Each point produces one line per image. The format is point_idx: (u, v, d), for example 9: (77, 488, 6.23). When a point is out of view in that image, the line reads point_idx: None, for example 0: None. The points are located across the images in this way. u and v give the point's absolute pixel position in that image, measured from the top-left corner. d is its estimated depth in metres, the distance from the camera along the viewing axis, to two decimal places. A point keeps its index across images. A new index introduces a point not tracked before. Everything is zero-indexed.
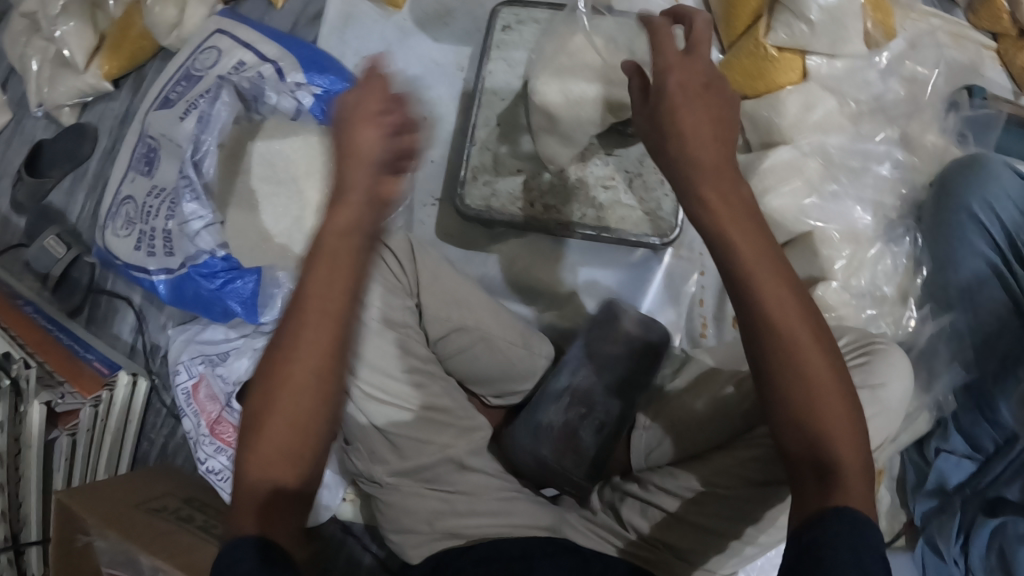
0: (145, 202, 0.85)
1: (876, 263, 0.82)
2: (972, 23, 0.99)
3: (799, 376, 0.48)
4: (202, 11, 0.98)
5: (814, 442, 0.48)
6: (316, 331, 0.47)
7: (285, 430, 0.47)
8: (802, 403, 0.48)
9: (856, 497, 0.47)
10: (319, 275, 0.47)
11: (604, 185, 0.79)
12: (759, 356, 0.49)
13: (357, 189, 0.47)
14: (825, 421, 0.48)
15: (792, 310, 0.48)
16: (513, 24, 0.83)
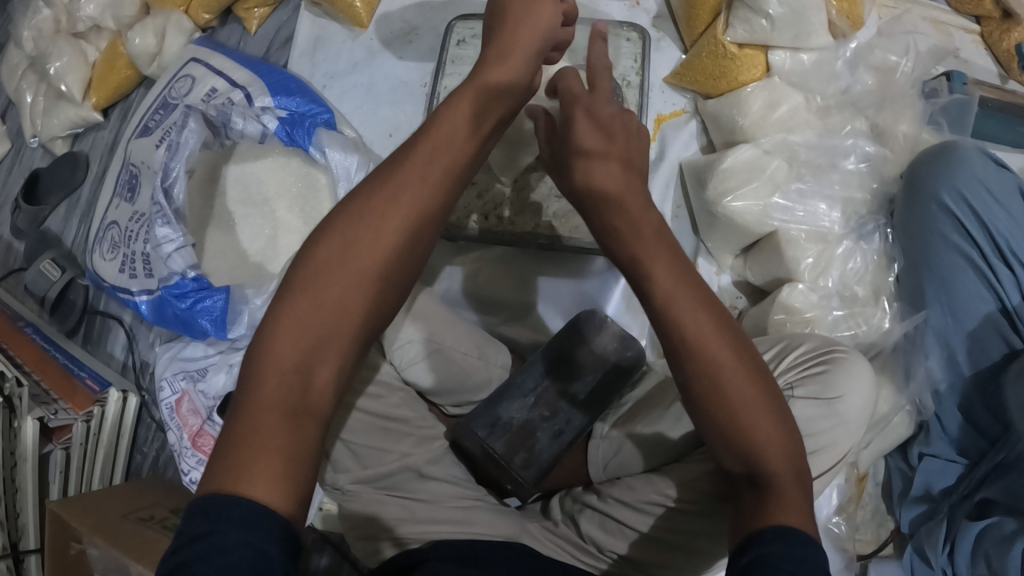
0: (127, 226, 0.89)
1: (845, 262, 0.80)
2: (954, 8, 0.94)
3: (728, 396, 0.51)
4: (180, 40, 1.00)
5: (747, 461, 0.51)
6: (305, 326, 0.45)
7: (295, 381, 0.44)
8: (734, 425, 0.51)
9: (793, 507, 0.49)
10: (319, 271, 0.46)
11: (556, 194, 0.81)
12: (689, 386, 0.52)
13: (386, 184, 0.48)
14: (755, 435, 0.51)
15: (716, 334, 0.52)
16: (467, 39, 0.85)
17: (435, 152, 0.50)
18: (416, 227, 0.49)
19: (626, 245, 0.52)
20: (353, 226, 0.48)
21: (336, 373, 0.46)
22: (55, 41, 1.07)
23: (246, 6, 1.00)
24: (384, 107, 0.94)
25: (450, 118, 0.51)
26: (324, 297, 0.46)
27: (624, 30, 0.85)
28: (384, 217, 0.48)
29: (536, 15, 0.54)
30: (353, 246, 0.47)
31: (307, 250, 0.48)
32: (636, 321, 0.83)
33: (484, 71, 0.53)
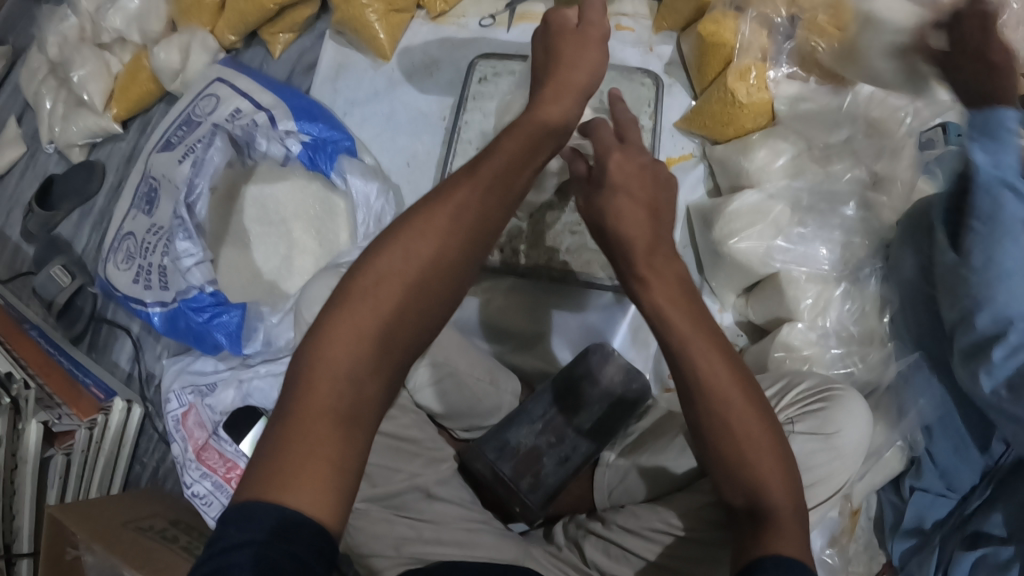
0: (144, 238, 0.90)
1: (843, 303, 0.85)
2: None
3: (737, 423, 0.54)
4: (204, 59, 1.03)
5: (751, 494, 0.53)
6: (347, 340, 0.47)
7: (344, 392, 0.46)
8: (745, 455, 0.54)
9: (794, 535, 0.51)
10: (371, 291, 0.49)
11: (569, 230, 0.84)
12: (698, 419, 0.55)
13: (439, 213, 0.52)
14: (760, 463, 0.54)
15: (733, 370, 0.55)
16: (489, 76, 0.88)
17: (486, 183, 0.53)
18: (463, 253, 0.52)
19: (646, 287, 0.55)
20: (409, 245, 0.50)
21: (382, 386, 0.48)
22: (79, 49, 1.09)
23: (272, 31, 1.03)
24: (403, 137, 0.97)
25: (500, 153, 0.54)
26: (378, 312, 0.48)
27: (639, 75, 0.89)
28: (437, 241, 0.51)
29: (581, 74, 0.57)
30: (407, 268, 0.50)
31: (362, 266, 0.50)
32: (642, 356, 0.86)
33: (531, 114, 0.56)
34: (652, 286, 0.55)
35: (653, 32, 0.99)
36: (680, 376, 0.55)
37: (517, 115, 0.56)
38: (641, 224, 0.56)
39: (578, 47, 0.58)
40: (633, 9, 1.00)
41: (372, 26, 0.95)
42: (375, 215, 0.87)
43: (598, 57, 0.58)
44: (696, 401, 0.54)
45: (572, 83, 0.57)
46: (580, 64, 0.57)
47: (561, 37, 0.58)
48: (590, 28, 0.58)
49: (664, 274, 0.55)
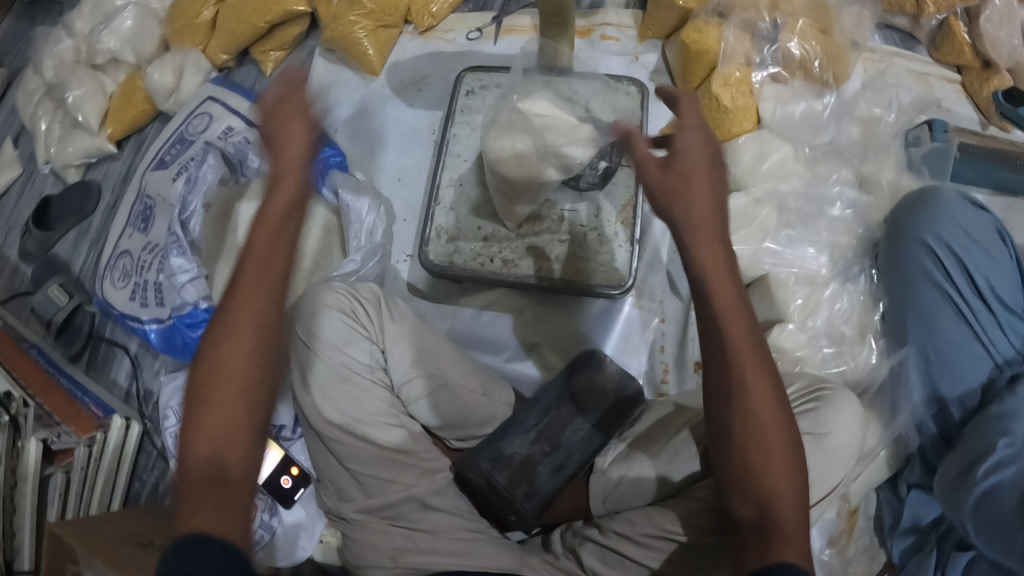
0: (140, 256, 0.91)
1: (832, 304, 0.85)
2: (936, 59, 0.99)
3: (750, 423, 0.55)
4: (197, 79, 1.05)
5: (762, 502, 0.53)
6: (207, 405, 0.52)
7: (216, 448, 0.51)
8: (756, 459, 0.54)
9: (794, 537, 0.52)
10: (214, 357, 0.53)
11: (558, 239, 0.80)
12: (723, 419, 0.56)
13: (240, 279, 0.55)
14: (772, 464, 0.54)
15: (761, 372, 0.56)
16: (476, 90, 0.90)
17: (275, 245, 0.56)
18: (274, 327, 0.55)
19: (700, 259, 0.56)
20: (218, 316, 0.54)
21: (247, 449, 0.52)
22: (74, 70, 1.10)
23: (264, 50, 1.06)
24: (394, 151, 0.98)
25: (267, 216, 0.56)
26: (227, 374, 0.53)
27: (624, 84, 0.89)
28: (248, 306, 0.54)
29: (297, 147, 0.58)
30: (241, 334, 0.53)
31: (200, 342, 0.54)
32: (636, 361, 0.85)
33: (278, 182, 0.57)
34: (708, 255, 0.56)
35: (638, 42, 0.98)
36: (716, 372, 0.56)
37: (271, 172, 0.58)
38: (705, 209, 0.56)
39: (295, 116, 0.58)
40: (618, 19, 0.99)
41: (360, 42, 0.99)
42: (367, 229, 0.86)
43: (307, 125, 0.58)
44: (721, 394, 0.56)
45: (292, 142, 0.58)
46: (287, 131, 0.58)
47: (282, 114, 0.58)
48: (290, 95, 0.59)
49: (722, 262, 0.56)
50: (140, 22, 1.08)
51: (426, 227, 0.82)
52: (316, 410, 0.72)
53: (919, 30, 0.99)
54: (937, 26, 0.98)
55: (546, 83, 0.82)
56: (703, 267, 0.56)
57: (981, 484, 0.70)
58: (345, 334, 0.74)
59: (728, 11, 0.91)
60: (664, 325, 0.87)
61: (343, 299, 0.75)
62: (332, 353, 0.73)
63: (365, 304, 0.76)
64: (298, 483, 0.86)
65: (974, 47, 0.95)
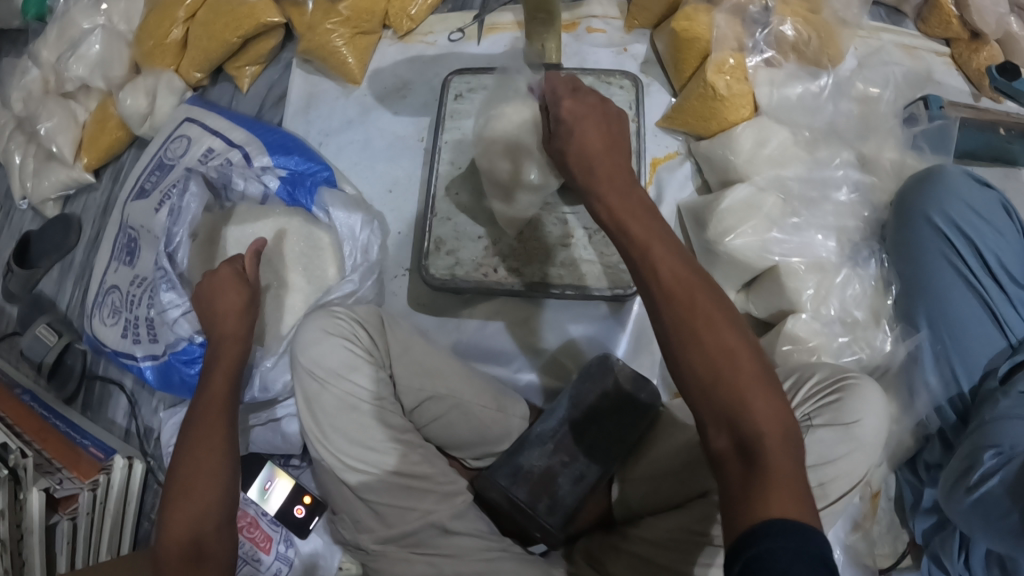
0: (128, 291, 0.88)
1: (844, 289, 0.81)
2: (924, 32, 0.97)
3: (702, 346, 0.46)
4: (171, 101, 1.01)
5: (735, 437, 0.44)
6: (190, 495, 0.62)
7: (189, 533, 0.60)
8: (717, 386, 0.45)
9: (782, 485, 0.41)
10: (193, 455, 0.64)
11: (562, 244, 0.77)
12: (676, 348, 0.47)
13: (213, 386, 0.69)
14: (735, 387, 0.45)
15: (705, 297, 0.48)
16: (464, 93, 0.85)
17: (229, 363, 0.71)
18: (230, 432, 0.67)
19: (607, 201, 0.53)
20: (196, 422, 0.66)
21: (217, 531, 0.61)
22: (44, 101, 1.06)
23: (238, 65, 1.01)
24: (381, 163, 0.94)
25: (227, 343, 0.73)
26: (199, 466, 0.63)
27: (616, 77, 0.85)
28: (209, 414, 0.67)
29: (234, 320, 0.73)
30: (198, 436, 0.65)
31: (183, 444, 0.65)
32: (647, 363, 0.83)
33: (222, 344, 0.73)
34: (609, 196, 0.54)
35: (625, 32, 0.94)
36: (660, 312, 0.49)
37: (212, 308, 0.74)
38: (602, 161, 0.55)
39: (235, 289, 0.75)
40: (602, 11, 0.95)
41: (339, 52, 0.94)
42: (361, 247, 0.83)
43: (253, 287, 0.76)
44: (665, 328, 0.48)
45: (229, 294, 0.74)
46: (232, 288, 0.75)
47: (221, 283, 0.75)
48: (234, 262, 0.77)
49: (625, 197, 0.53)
50: (108, 46, 1.04)
51: (425, 239, 0.78)
52: (329, 443, 0.71)
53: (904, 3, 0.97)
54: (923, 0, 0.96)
55: None
56: (606, 212, 0.54)
57: (973, 489, 0.68)
58: (348, 361, 0.72)
59: None
60: None
61: (344, 326, 0.73)
62: (338, 382, 0.71)
63: (367, 328, 0.74)
64: (312, 510, 0.84)
65: (962, 17, 0.93)
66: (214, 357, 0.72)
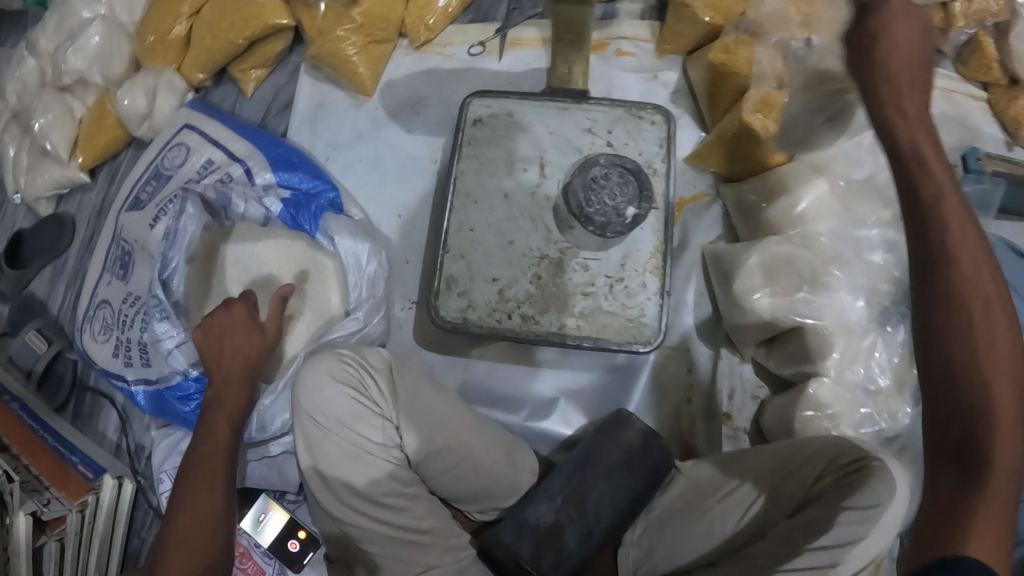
0: (120, 309, 0.84)
1: (871, 354, 0.76)
2: (961, 74, 0.90)
3: (972, 324, 0.43)
4: (171, 102, 0.96)
5: (960, 447, 0.43)
6: (189, 540, 0.60)
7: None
8: (971, 380, 0.43)
9: (987, 525, 0.41)
10: (192, 500, 0.62)
11: (582, 291, 0.73)
12: (935, 325, 0.44)
13: (216, 429, 0.67)
14: (995, 383, 0.43)
15: (984, 309, 0.44)
16: (484, 118, 0.79)
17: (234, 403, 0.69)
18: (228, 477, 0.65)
19: (908, 138, 0.46)
20: (195, 464, 0.64)
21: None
22: (40, 96, 1.01)
23: (243, 68, 0.95)
24: (390, 183, 0.88)
25: (227, 382, 0.70)
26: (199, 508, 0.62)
27: (647, 111, 0.79)
28: (210, 457, 0.65)
29: (233, 360, 0.70)
30: (198, 478, 0.63)
31: (181, 488, 0.63)
32: (661, 416, 0.80)
33: (226, 385, 0.70)
34: (908, 140, 0.46)
35: (655, 58, 0.88)
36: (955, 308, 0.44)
37: (207, 346, 0.71)
38: (912, 97, 0.46)
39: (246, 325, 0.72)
40: (633, 32, 0.89)
41: (351, 61, 0.88)
42: (367, 279, 0.78)
43: (252, 325, 0.72)
44: (930, 298, 0.45)
45: (233, 329, 0.72)
46: (232, 329, 0.71)
47: (230, 319, 0.72)
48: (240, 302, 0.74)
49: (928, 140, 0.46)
50: (107, 39, 0.98)
51: (436, 279, 0.74)
52: (331, 495, 0.68)
53: (945, 44, 0.88)
54: (965, 41, 0.87)
55: (563, 110, 0.79)
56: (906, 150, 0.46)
57: None
58: (353, 411, 0.69)
59: (759, 28, 0.79)
60: (690, 374, 0.81)
61: (350, 372, 0.70)
62: (343, 431, 0.68)
63: (376, 371, 0.72)
64: (307, 546, 0.82)
65: (1004, 63, 0.86)
66: (216, 398, 0.69)
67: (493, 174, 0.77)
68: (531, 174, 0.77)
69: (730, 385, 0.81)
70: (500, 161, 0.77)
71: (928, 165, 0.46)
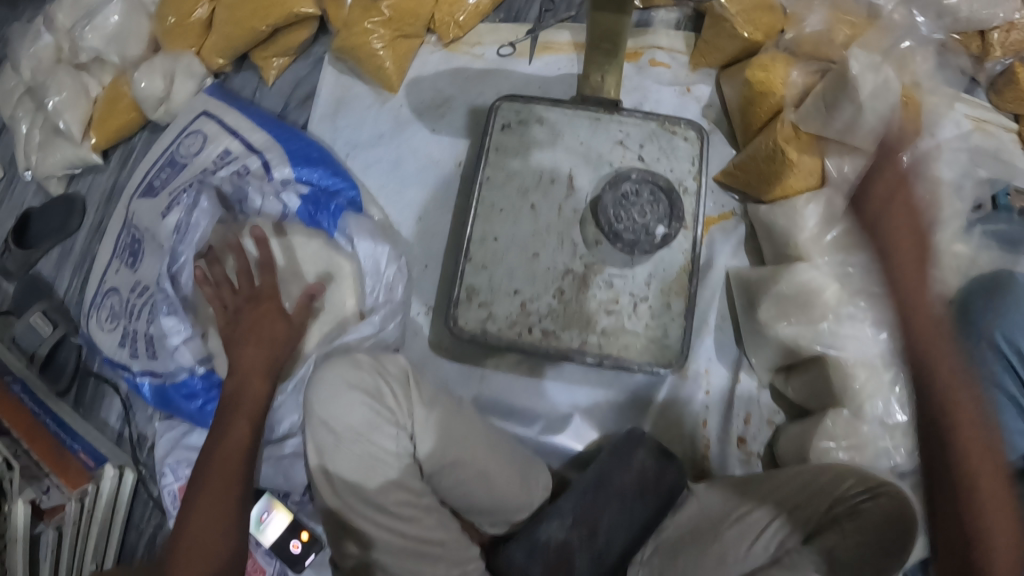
0: (129, 297, 0.82)
1: (891, 391, 0.73)
2: (995, 105, 0.86)
3: (942, 391, 0.52)
4: (190, 87, 0.92)
5: (971, 539, 0.52)
6: (200, 536, 0.59)
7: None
8: (949, 434, 0.52)
9: (1005, 535, 0.52)
10: (206, 497, 0.61)
11: (605, 309, 0.71)
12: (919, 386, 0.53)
13: (236, 421, 0.64)
14: (960, 431, 0.52)
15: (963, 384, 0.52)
16: (513, 124, 0.77)
17: (256, 393, 0.66)
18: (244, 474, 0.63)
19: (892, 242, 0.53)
20: (208, 456, 0.63)
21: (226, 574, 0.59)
22: (55, 72, 0.98)
23: (265, 56, 0.92)
24: (411, 186, 0.86)
25: (254, 370, 0.68)
26: (213, 507, 0.60)
27: (681, 126, 0.77)
28: (227, 451, 0.63)
29: (265, 351, 0.68)
30: (210, 471, 0.62)
31: (200, 484, 0.61)
32: (677, 439, 0.79)
33: (248, 377, 0.67)
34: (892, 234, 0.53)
35: (690, 71, 0.86)
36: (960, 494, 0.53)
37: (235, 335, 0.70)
38: (907, 211, 0.54)
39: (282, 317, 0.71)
40: (668, 41, 0.86)
41: (377, 55, 0.85)
42: (385, 284, 0.77)
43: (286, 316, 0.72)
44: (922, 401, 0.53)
45: (266, 314, 0.71)
46: (266, 322, 0.70)
47: (261, 313, 0.71)
48: (263, 288, 0.73)
49: (916, 239, 0.53)
50: (127, 19, 0.96)
51: (456, 288, 0.72)
52: (343, 503, 0.67)
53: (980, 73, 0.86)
54: (1001, 71, 0.85)
55: (596, 120, 0.77)
56: (890, 245, 0.53)
57: None
58: (368, 420, 0.67)
59: (797, 49, 0.79)
60: (709, 398, 0.80)
61: (364, 379, 0.68)
62: (357, 440, 0.67)
63: (393, 379, 0.70)
64: (309, 548, 0.81)
65: None
66: (238, 391, 0.66)
67: (522, 185, 0.75)
68: (560, 185, 0.75)
69: (746, 409, 0.79)
70: (528, 171, 0.75)
71: (902, 271, 0.53)
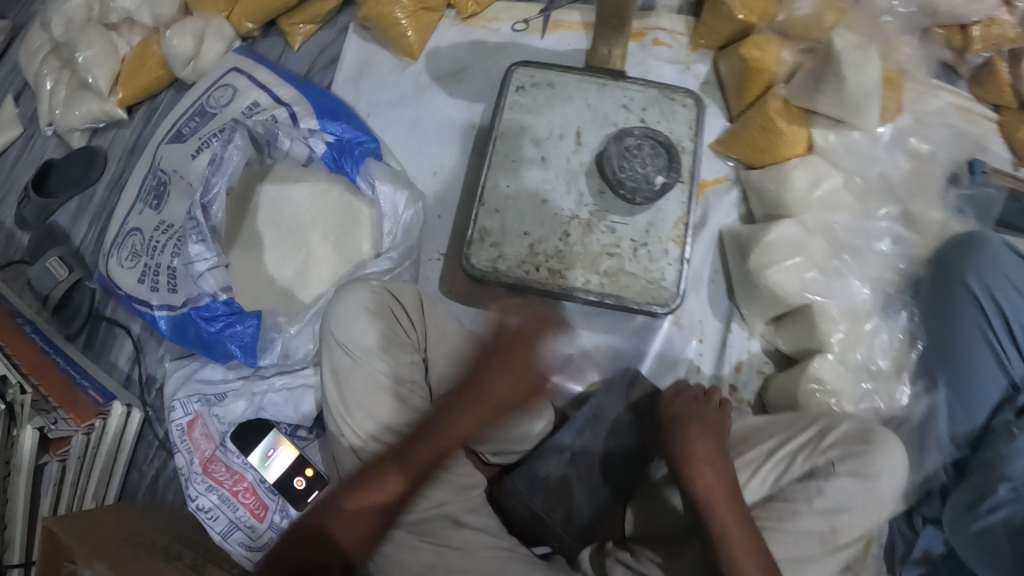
0: (152, 236, 0.85)
1: (873, 338, 0.81)
2: (976, 96, 0.93)
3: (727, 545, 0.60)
4: (219, 47, 0.97)
5: None
6: (385, 482, 0.64)
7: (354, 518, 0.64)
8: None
9: None
10: (420, 447, 0.66)
11: (607, 252, 0.77)
12: None
13: (495, 372, 0.69)
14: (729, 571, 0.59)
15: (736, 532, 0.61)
16: (527, 86, 0.83)
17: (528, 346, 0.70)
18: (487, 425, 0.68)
19: (689, 446, 0.67)
20: (471, 405, 0.67)
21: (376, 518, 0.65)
22: (85, 29, 1.02)
23: (292, 22, 0.98)
24: (428, 145, 0.91)
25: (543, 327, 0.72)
26: (433, 455, 0.66)
27: (680, 94, 0.83)
28: (472, 407, 0.67)
29: (513, 315, 0.71)
30: (455, 422, 0.67)
31: (437, 433, 0.66)
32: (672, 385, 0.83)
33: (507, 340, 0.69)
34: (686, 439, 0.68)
35: (690, 51, 0.93)
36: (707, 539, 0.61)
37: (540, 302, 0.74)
38: (700, 432, 0.68)
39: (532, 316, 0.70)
40: (670, 24, 0.94)
41: (400, 25, 0.90)
42: (402, 226, 0.80)
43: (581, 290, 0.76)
44: None
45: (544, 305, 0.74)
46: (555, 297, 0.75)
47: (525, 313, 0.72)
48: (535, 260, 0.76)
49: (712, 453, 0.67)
50: None
51: (469, 228, 0.77)
52: (354, 424, 0.70)
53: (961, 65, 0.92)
54: (981, 63, 0.91)
55: (602, 86, 0.83)
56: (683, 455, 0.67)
57: (980, 518, 0.70)
58: (384, 341, 0.72)
59: (788, 31, 0.87)
60: (702, 346, 0.84)
61: (381, 302, 0.73)
62: (373, 361, 0.71)
63: (407, 308, 0.74)
64: (313, 484, 0.84)
65: (1015, 87, 0.89)
66: (507, 356, 0.69)
67: (533, 139, 0.80)
68: (567, 142, 0.80)
69: (737, 359, 0.84)
70: (540, 127, 0.81)
71: (704, 437, 0.68)
